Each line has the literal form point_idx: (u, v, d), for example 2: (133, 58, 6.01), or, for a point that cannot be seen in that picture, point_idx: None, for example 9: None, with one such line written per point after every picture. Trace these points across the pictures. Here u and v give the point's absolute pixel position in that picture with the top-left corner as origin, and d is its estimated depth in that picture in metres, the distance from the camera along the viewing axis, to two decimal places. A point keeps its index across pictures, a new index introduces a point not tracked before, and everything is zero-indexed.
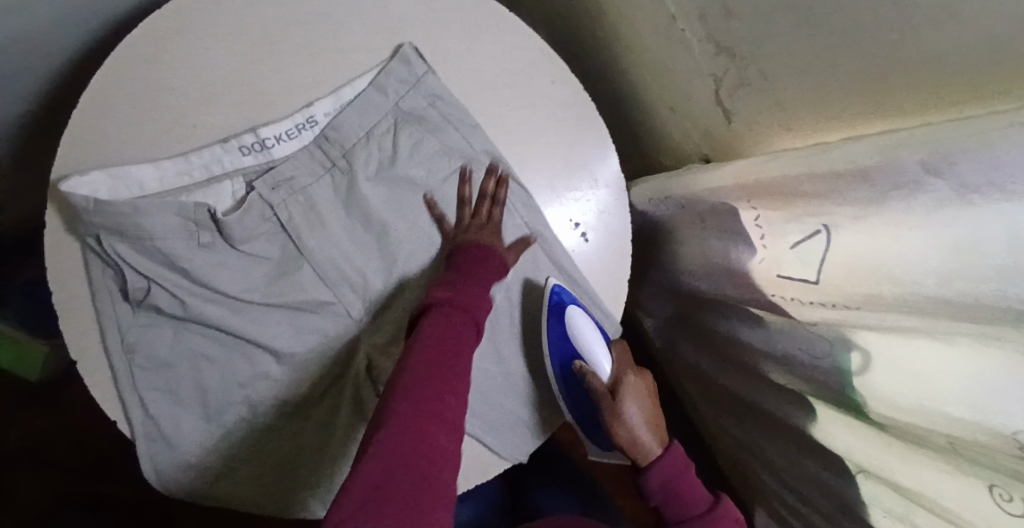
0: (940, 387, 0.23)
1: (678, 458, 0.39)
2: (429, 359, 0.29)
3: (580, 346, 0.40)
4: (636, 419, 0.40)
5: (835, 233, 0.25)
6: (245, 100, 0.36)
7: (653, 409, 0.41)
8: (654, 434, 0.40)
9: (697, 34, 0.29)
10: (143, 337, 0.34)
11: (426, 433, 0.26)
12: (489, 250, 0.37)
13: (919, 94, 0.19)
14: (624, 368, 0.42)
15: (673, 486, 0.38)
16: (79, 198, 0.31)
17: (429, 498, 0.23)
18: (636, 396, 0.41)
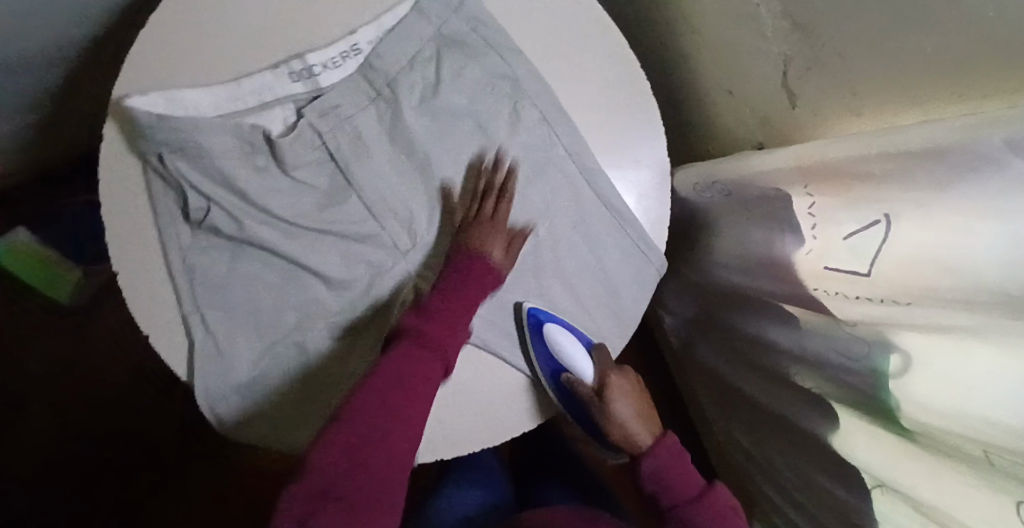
0: (976, 390, 0.22)
1: (670, 448, 0.43)
2: (386, 379, 0.35)
3: (564, 359, 0.41)
4: (624, 414, 0.44)
5: (897, 224, 0.24)
6: (295, 33, 0.38)
7: (641, 400, 0.45)
8: (642, 425, 0.44)
9: (772, 9, 0.29)
10: (203, 256, 0.38)
11: (409, 387, 0.36)
12: (488, 262, 0.39)
13: (992, 81, 0.17)
14: (608, 367, 0.43)
15: (668, 479, 0.42)
16: (142, 114, 0.33)
17: (409, 416, 0.36)
18: (622, 396, 0.44)
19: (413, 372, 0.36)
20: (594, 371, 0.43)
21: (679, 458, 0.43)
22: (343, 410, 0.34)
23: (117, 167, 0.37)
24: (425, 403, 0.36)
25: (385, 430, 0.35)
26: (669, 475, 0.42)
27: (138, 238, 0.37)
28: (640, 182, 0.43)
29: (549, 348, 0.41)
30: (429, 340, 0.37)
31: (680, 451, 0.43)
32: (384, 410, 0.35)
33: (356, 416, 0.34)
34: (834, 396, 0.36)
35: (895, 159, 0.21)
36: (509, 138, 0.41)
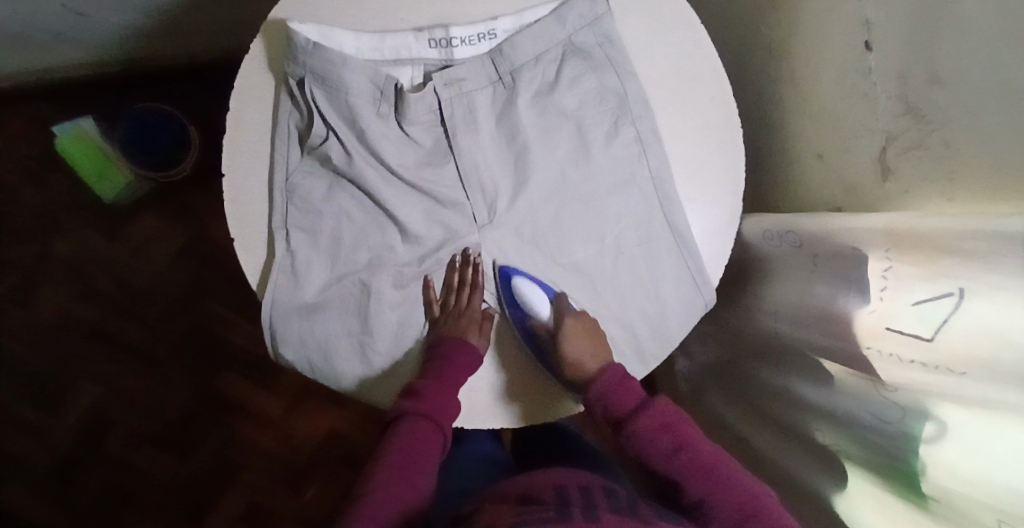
0: (1004, 461, 0.24)
1: (611, 375, 0.41)
2: (433, 383, 0.40)
3: (527, 305, 0.42)
4: (577, 356, 0.41)
5: (965, 299, 0.27)
6: (445, 11, 0.43)
7: (595, 338, 0.42)
8: (593, 359, 0.42)
9: (889, 90, 0.32)
10: (308, 177, 0.40)
11: (430, 421, 0.40)
12: (464, 340, 0.41)
13: None
14: (563, 307, 0.42)
15: (614, 405, 0.41)
16: (301, 40, 0.38)
17: (431, 442, 0.41)
18: (575, 336, 0.41)
19: (452, 381, 0.41)
20: (552, 309, 0.42)
21: (625, 383, 0.41)
22: (404, 401, 0.41)
23: (257, 81, 0.41)
24: (456, 402, 0.41)
25: (431, 422, 0.41)
26: (657, 437, 0.40)
27: (254, 147, 0.41)
28: (710, 218, 0.45)
29: (515, 296, 0.42)
30: (459, 358, 0.41)
31: (626, 374, 0.42)
32: (428, 408, 0.40)
33: (412, 405, 0.40)
34: (853, 456, 0.38)
35: (988, 239, 0.24)
36: (603, 149, 0.43)
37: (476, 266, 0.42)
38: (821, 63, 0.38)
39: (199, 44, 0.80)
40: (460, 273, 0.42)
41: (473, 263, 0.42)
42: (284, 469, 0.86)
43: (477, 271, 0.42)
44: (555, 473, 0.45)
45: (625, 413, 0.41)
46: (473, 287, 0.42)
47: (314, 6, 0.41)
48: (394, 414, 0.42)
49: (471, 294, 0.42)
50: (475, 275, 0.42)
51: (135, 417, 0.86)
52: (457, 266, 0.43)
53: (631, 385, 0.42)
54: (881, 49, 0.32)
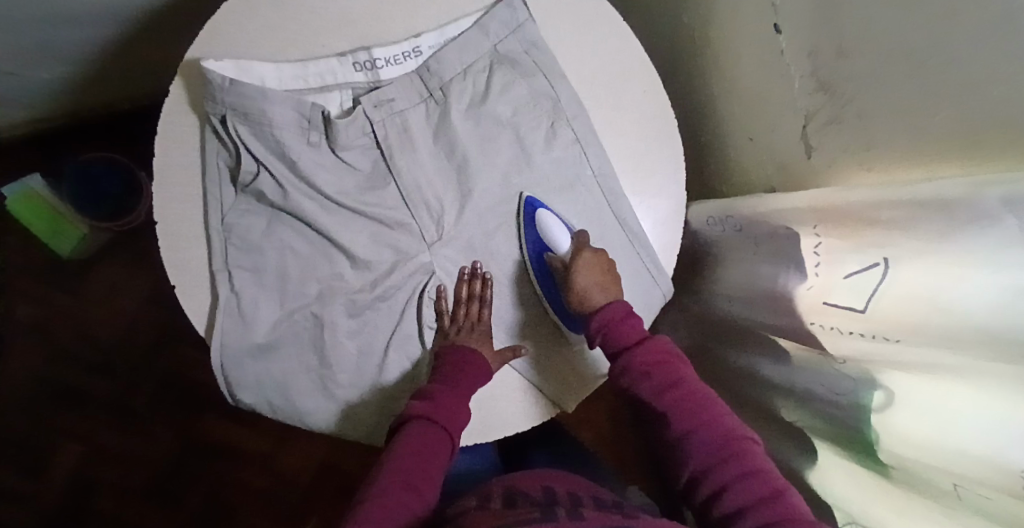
0: (950, 423, 0.24)
1: (617, 310, 0.40)
2: (449, 390, 0.40)
3: (547, 237, 0.42)
4: (585, 285, 0.40)
5: (893, 266, 0.27)
6: (367, 34, 0.42)
7: (608, 273, 0.41)
8: (602, 293, 0.41)
9: (802, 69, 0.33)
10: (243, 215, 0.40)
11: (443, 423, 0.39)
12: (478, 357, 0.41)
13: (991, 147, 0.20)
14: (582, 242, 0.42)
15: (613, 339, 0.40)
16: (218, 77, 0.38)
17: (437, 452, 0.38)
18: (587, 269, 0.41)
19: (465, 387, 0.40)
20: (572, 242, 0.42)
21: (630, 320, 0.40)
22: (414, 403, 0.39)
23: (180, 125, 0.40)
24: (467, 412, 0.40)
25: (441, 428, 0.39)
26: (651, 371, 0.38)
27: (185, 191, 0.40)
28: (656, 210, 0.45)
29: (536, 228, 0.42)
30: (472, 368, 0.40)
31: (630, 311, 0.40)
32: (441, 414, 0.39)
33: (424, 406, 0.38)
34: (817, 430, 0.38)
35: (905, 207, 0.24)
36: (543, 153, 0.43)
37: (485, 281, 0.42)
38: (740, 46, 0.39)
39: (137, 86, 0.78)
40: (468, 286, 0.42)
41: (481, 277, 0.42)
42: (276, 506, 0.84)
43: (485, 285, 0.42)
44: (538, 478, 0.44)
45: (624, 347, 0.39)
46: (482, 301, 0.42)
47: (229, 42, 0.41)
48: (400, 419, 0.40)
49: (480, 307, 0.42)
50: (483, 289, 0.42)
51: (115, 473, 0.84)
52: (465, 279, 0.42)
53: (636, 324, 0.40)
54: (788, 30, 0.33)
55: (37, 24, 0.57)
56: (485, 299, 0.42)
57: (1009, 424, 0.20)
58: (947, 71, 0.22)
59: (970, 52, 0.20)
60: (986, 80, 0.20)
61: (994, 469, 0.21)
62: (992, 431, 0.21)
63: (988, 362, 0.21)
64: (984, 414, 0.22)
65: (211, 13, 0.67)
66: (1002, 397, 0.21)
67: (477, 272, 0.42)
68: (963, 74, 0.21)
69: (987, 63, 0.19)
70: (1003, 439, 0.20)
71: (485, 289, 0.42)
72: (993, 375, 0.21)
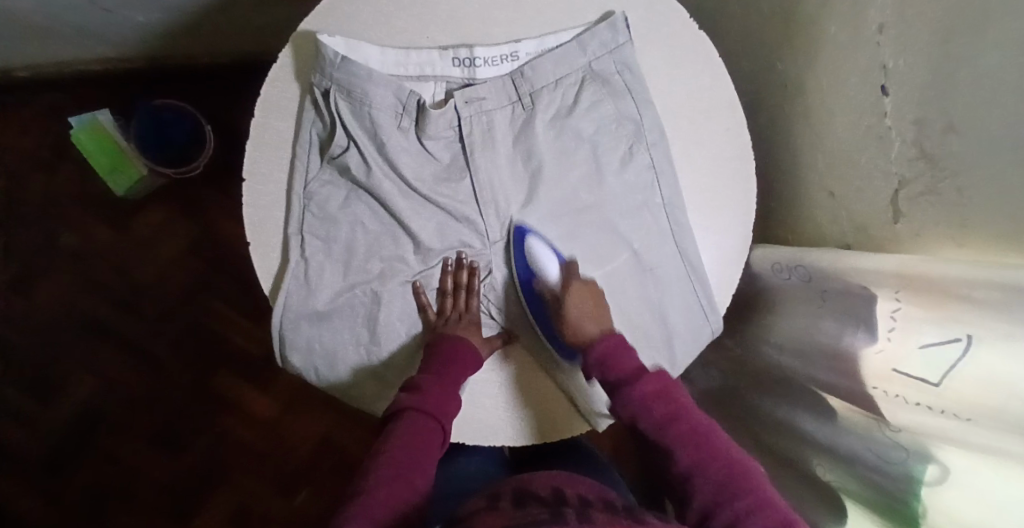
0: (1007, 511, 0.24)
1: (612, 341, 0.40)
2: (436, 378, 0.40)
3: (538, 266, 0.42)
4: (577, 316, 0.40)
5: (971, 344, 0.27)
6: (471, 32, 0.44)
7: (599, 303, 0.41)
8: (595, 324, 0.41)
9: (904, 136, 0.33)
10: (325, 186, 0.41)
11: (432, 415, 0.38)
12: (464, 344, 0.41)
13: None
14: (571, 271, 0.42)
15: (616, 373, 0.39)
16: (331, 52, 0.39)
17: (427, 446, 0.38)
18: (578, 298, 0.41)
19: (454, 375, 0.40)
20: (561, 270, 0.42)
21: (623, 349, 0.40)
22: (403, 396, 0.39)
23: (282, 91, 0.42)
24: (457, 402, 0.40)
25: (431, 420, 0.38)
26: (651, 403, 0.38)
27: (274, 153, 0.42)
28: (719, 248, 0.46)
29: (527, 256, 0.42)
30: (462, 356, 0.40)
31: (626, 343, 0.40)
32: (432, 404, 0.39)
33: (413, 398, 0.38)
34: (853, 494, 0.38)
35: (1000, 290, 0.24)
36: (618, 174, 0.44)
37: (470, 270, 0.43)
38: (837, 103, 0.39)
39: (223, 44, 0.81)
40: (454, 276, 0.42)
41: (467, 267, 0.42)
42: (275, 471, 0.85)
43: (471, 275, 0.42)
44: (553, 476, 0.45)
45: (623, 377, 0.39)
46: (470, 291, 0.42)
47: (342, 19, 0.42)
48: (391, 411, 0.40)
49: (469, 297, 0.42)
50: (470, 279, 0.42)
51: (127, 408, 0.86)
52: (450, 270, 0.42)
53: (631, 354, 0.40)
54: (897, 96, 0.33)
55: None
56: (468, 289, 0.42)
57: None
58: None
59: None
60: None
61: None
62: None
63: None
64: None
65: None
66: None
67: (463, 264, 0.43)
68: None
69: None
70: None
71: (471, 278, 0.42)
72: None
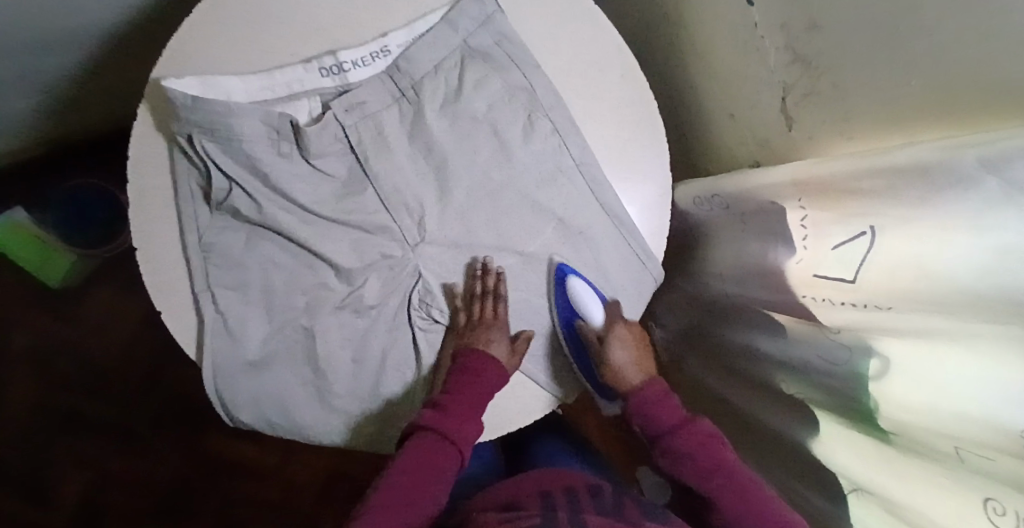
0: (952, 389, 0.24)
1: (655, 390, 0.43)
2: (459, 399, 0.40)
3: (580, 306, 0.42)
4: (621, 362, 0.44)
5: (878, 235, 0.27)
6: (334, 38, 0.41)
7: (640, 351, 0.46)
8: (636, 371, 0.45)
9: (776, 41, 0.32)
10: (220, 234, 0.39)
11: (452, 436, 0.39)
12: (487, 356, 0.40)
13: (975, 111, 0.20)
14: (614, 315, 0.44)
15: (640, 391, 0.43)
16: (180, 94, 0.37)
17: (437, 467, 0.39)
18: (621, 346, 0.44)
19: (475, 397, 0.40)
20: (605, 315, 0.43)
21: (666, 399, 0.43)
22: (426, 413, 0.39)
23: (152, 148, 0.40)
24: (477, 424, 0.40)
25: (450, 441, 0.39)
26: (659, 408, 0.43)
27: (162, 214, 0.40)
28: (641, 195, 0.45)
29: (567, 296, 0.42)
30: (484, 372, 0.40)
31: (666, 391, 0.44)
32: (451, 425, 0.39)
33: (436, 417, 0.39)
34: (816, 402, 0.39)
35: (883, 175, 0.24)
36: (522, 147, 0.43)
37: (498, 277, 0.41)
38: (713, 21, 0.38)
39: (112, 106, 0.77)
40: (482, 282, 0.41)
41: (495, 274, 0.41)
42: (287, 519, 0.84)
43: (499, 281, 0.41)
44: (546, 475, 0.44)
45: (660, 418, 0.42)
46: (497, 296, 0.41)
47: (193, 59, 0.40)
48: (410, 427, 0.40)
49: (495, 303, 0.41)
50: (497, 284, 0.41)
51: (120, 499, 0.84)
52: (478, 276, 0.42)
53: (671, 403, 0.43)
54: (759, 2, 0.32)
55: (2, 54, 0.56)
56: (493, 296, 0.41)
57: (1017, 393, 0.20)
58: (925, 35, 0.21)
59: (948, 19, 0.20)
60: (967, 49, 0.19)
61: (1000, 432, 0.21)
62: (997, 397, 0.21)
63: (990, 327, 0.21)
64: (986, 380, 0.21)
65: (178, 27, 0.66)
66: (1010, 364, 0.20)
67: (492, 278, 0.41)
68: (942, 40, 0.20)
69: (967, 30, 0.19)
70: (1011, 402, 0.20)
71: (497, 285, 0.41)
72: (995, 336, 0.21)
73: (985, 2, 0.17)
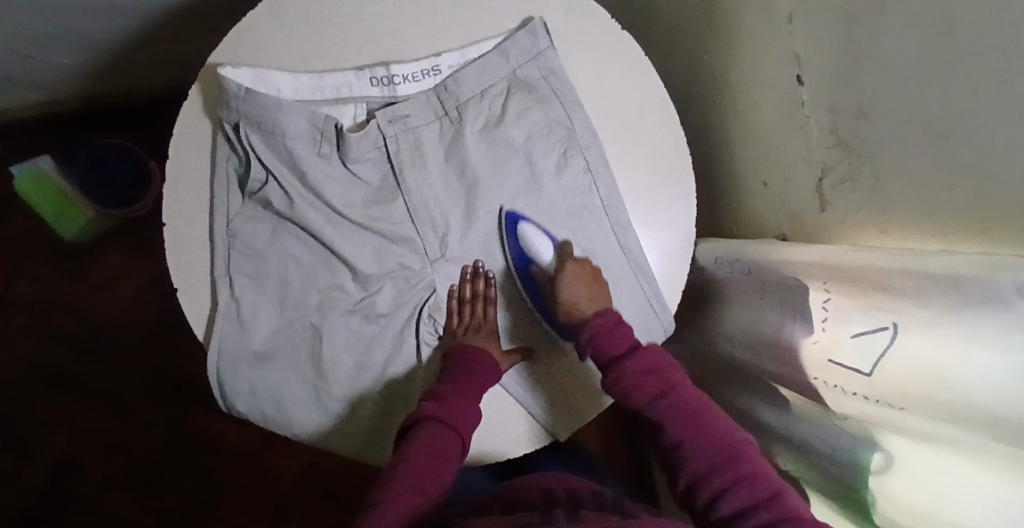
0: (958, 501, 0.24)
1: (606, 319, 0.39)
2: (458, 389, 0.39)
3: (530, 249, 0.42)
4: (572, 296, 0.40)
5: (899, 333, 0.27)
6: (388, 51, 0.42)
7: (594, 283, 0.41)
8: (590, 303, 0.40)
9: (821, 123, 0.33)
10: (247, 222, 0.39)
11: (453, 426, 0.37)
12: (486, 359, 0.40)
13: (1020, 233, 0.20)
14: (566, 253, 0.42)
15: (607, 348, 0.38)
16: (234, 84, 0.38)
17: (441, 457, 0.36)
18: (573, 280, 0.41)
19: (474, 388, 0.39)
20: (555, 254, 0.42)
21: (619, 326, 0.39)
22: (425, 403, 0.38)
23: (195, 129, 0.40)
24: (477, 414, 0.39)
25: (453, 430, 0.37)
26: (643, 379, 0.36)
27: (195, 194, 0.40)
28: (663, 246, 0.45)
29: (518, 240, 0.42)
30: (481, 368, 0.40)
31: (620, 320, 0.40)
32: (452, 413, 0.37)
33: (435, 405, 0.37)
34: (812, 482, 0.38)
35: (915, 278, 0.24)
36: (554, 181, 0.43)
37: (487, 279, 0.42)
38: (760, 91, 0.39)
39: (158, 75, 0.78)
40: (471, 285, 0.42)
41: (483, 275, 0.42)
42: (261, 505, 0.84)
43: (488, 284, 0.42)
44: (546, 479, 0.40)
45: (613, 352, 0.38)
46: (487, 300, 0.42)
47: (249, 50, 0.41)
48: (410, 420, 0.38)
49: (485, 306, 0.42)
50: (486, 288, 0.42)
51: (98, 458, 0.83)
52: (468, 279, 0.42)
53: (625, 331, 0.39)
54: (810, 83, 0.33)
55: (61, 12, 0.57)
56: (484, 300, 0.42)
57: None
58: (974, 148, 0.22)
59: (1003, 139, 0.20)
60: (1015, 171, 0.19)
61: None
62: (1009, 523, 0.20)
63: (1005, 450, 0.21)
64: (999, 504, 0.21)
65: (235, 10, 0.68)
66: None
67: (479, 282, 0.42)
68: (992, 157, 0.21)
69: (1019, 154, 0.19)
70: None
71: (488, 289, 0.42)
72: (1012, 461, 0.20)
73: None
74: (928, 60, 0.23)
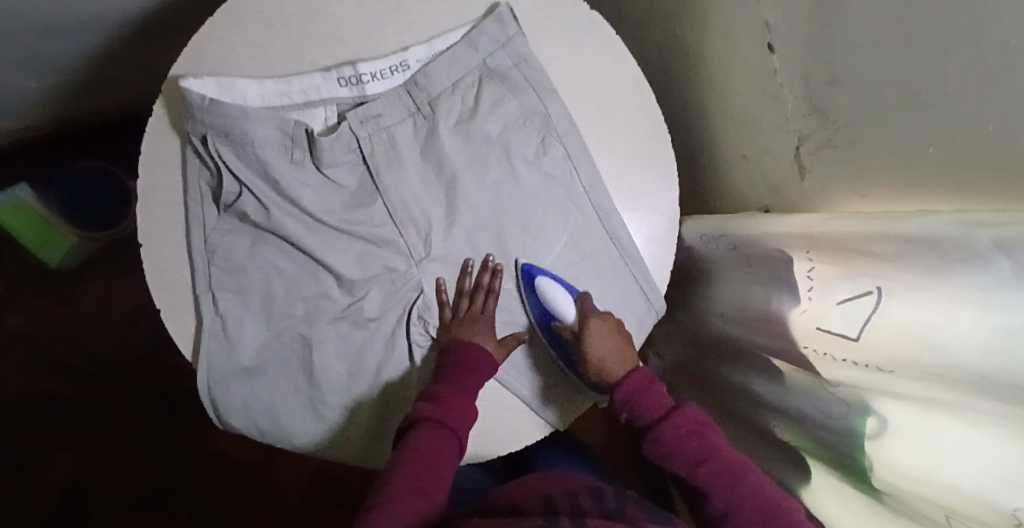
0: (952, 462, 0.24)
1: (637, 380, 0.39)
2: (454, 389, 0.38)
3: (551, 305, 0.41)
4: (602, 355, 0.40)
5: (885, 297, 0.27)
6: (354, 50, 0.42)
7: (619, 338, 0.41)
8: (618, 361, 0.40)
9: (795, 91, 0.32)
10: (225, 236, 0.39)
11: (450, 430, 0.37)
12: (480, 349, 0.40)
13: (997, 189, 0.19)
14: (588, 309, 0.42)
15: (641, 410, 0.38)
16: (197, 96, 0.37)
17: (440, 463, 0.36)
18: (598, 337, 0.40)
19: (471, 386, 0.39)
20: (577, 310, 0.41)
21: (652, 387, 0.39)
22: (421, 406, 0.38)
23: (165, 146, 0.40)
24: (474, 412, 0.39)
25: (450, 433, 0.37)
26: (648, 399, 0.38)
27: (169, 212, 0.40)
28: (649, 226, 0.45)
29: (539, 297, 0.42)
30: (478, 364, 0.39)
31: (652, 380, 0.39)
32: (449, 416, 0.37)
33: (433, 408, 0.37)
34: (811, 451, 0.38)
35: (894, 241, 0.24)
36: (533, 170, 0.42)
37: (493, 272, 0.42)
38: (733, 63, 0.38)
39: (128, 91, 0.77)
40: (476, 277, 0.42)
41: (491, 268, 0.42)
42: (271, 515, 0.84)
43: (494, 277, 0.42)
44: (544, 482, 0.40)
45: (648, 418, 0.38)
46: (490, 292, 0.42)
47: (211, 61, 0.40)
48: (407, 422, 0.38)
49: (486, 298, 0.42)
50: (492, 280, 0.42)
51: (105, 483, 0.83)
52: (471, 272, 0.42)
53: (658, 392, 0.39)
54: (781, 51, 0.32)
55: (20, 36, 0.56)
56: (486, 291, 0.42)
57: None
58: (948, 106, 0.21)
59: (976, 95, 0.19)
60: (989, 128, 0.19)
61: (1001, 516, 0.21)
62: (1002, 481, 0.20)
63: (994, 408, 0.21)
64: (991, 462, 0.21)
65: (200, 18, 0.66)
66: (1018, 450, 0.20)
67: (479, 273, 0.42)
68: (967, 114, 0.20)
69: (994, 110, 0.19)
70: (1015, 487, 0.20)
71: (493, 280, 0.42)
72: (1001, 419, 0.20)
73: (1013, 88, 0.17)
74: (896, 20, 0.23)
